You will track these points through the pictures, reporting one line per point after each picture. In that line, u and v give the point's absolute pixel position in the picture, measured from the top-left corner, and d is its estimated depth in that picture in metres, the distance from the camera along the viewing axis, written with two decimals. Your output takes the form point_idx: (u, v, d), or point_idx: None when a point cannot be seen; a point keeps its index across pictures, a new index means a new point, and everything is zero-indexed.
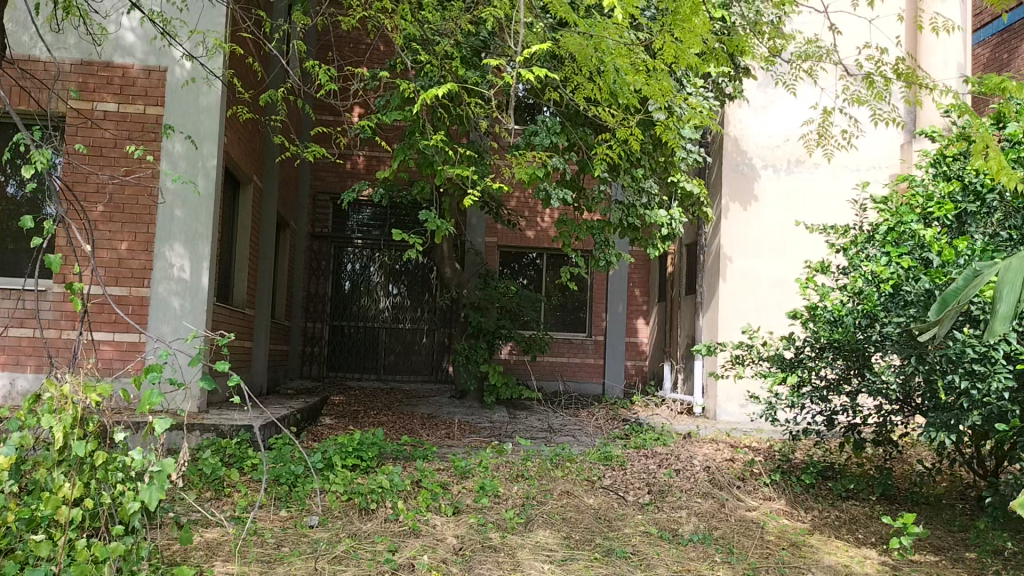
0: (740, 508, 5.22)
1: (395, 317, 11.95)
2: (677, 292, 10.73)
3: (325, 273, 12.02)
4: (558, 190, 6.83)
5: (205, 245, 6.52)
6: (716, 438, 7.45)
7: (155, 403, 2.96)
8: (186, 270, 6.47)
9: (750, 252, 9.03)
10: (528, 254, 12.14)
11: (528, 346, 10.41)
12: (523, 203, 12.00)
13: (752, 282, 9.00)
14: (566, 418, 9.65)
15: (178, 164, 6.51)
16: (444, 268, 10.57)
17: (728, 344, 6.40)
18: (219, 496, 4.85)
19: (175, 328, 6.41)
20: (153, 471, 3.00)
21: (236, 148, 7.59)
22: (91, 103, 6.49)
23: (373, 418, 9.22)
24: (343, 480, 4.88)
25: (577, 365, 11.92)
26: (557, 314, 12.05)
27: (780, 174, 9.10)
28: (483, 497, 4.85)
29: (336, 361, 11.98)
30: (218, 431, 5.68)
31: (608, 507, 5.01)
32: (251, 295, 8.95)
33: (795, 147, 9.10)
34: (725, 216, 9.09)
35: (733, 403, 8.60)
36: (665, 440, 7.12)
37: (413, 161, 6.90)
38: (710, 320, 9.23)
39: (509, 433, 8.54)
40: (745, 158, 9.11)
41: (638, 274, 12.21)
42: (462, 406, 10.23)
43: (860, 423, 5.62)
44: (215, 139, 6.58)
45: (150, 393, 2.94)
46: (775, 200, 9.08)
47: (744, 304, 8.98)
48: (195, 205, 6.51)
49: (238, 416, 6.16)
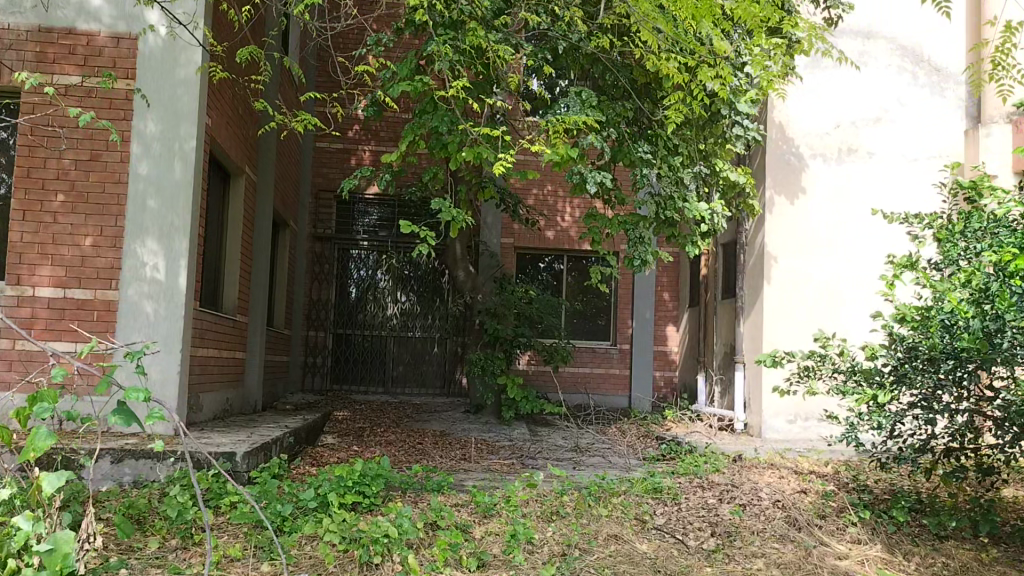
0: (829, 555, 4.29)
1: (404, 325, 11.01)
2: (712, 295, 9.74)
3: (328, 278, 11.11)
4: (594, 172, 5.78)
5: (183, 240, 5.60)
6: (773, 463, 6.47)
7: (42, 445, 2.60)
8: (161, 270, 5.56)
9: (799, 250, 8.03)
10: (546, 258, 11.20)
11: (549, 355, 9.47)
12: (542, 200, 11.07)
13: (802, 284, 7.99)
14: (595, 436, 8.68)
15: (152, 147, 5.61)
16: (456, 271, 9.69)
17: (799, 354, 5.45)
18: (187, 545, 3.93)
19: (148, 338, 5.49)
20: (43, 552, 2.54)
21: (223, 132, 6.70)
22: (50, 76, 5.58)
23: (381, 437, 8.29)
24: (340, 525, 3.92)
25: (600, 376, 10.96)
26: (578, 321, 11.08)
27: (830, 164, 8.13)
28: (515, 548, 3.91)
29: (341, 373, 11.06)
30: (194, 461, 4.77)
31: (668, 556, 4.08)
32: (243, 301, 8.03)
33: (846, 135, 8.17)
34: (769, 210, 8.05)
35: (780, 417, 7.67)
36: (717, 464, 6.15)
37: (423, 143, 5.98)
38: (752, 328, 8.20)
39: (533, 454, 7.60)
40: (791, 147, 8.11)
41: (666, 276, 11.22)
42: (478, 422, 9.28)
43: (962, 447, 4.74)
44: (194, 117, 5.68)
45: (33, 438, 2.58)
46: (826, 192, 8.10)
47: (793, 308, 7.96)
48: (172, 194, 5.60)
49: (221, 441, 5.26)
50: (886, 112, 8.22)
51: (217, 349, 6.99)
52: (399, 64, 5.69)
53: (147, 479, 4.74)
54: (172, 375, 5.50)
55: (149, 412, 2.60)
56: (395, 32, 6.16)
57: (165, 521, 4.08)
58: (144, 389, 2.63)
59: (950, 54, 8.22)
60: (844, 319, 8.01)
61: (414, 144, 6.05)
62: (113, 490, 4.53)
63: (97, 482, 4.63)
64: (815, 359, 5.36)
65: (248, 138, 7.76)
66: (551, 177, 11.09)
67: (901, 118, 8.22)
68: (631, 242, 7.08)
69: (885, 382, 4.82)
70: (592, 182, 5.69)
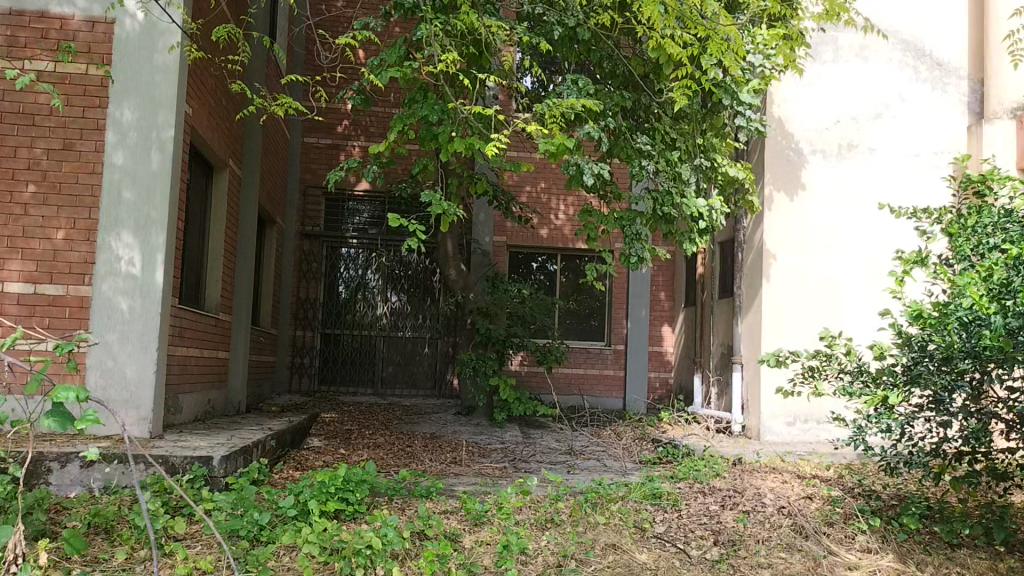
0: (839, 565, 4.07)
1: (394, 325, 10.76)
2: (708, 294, 9.52)
3: (316, 276, 10.85)
4: (591, 163, 5.54)
5: (160, 233, 5.34)
6: (775, 467, 6.26)
7: None
8: (136, 265, 5.30)
9: (800, 248, 7.80)
10: (539, 257, 10.98)
11: (543, 355, 9.24)
12: (535, 197, 10.84)
13: (802, 281, 7.77)
14: (589, 438, 8.45)
15: (128, 135, 5.35)
16: (448, 270, 9.42)
17: (804, 354, 5.24)
18: (157, 556, 3.69)
19: (122, 335, 5.23)
20: None
21: (204, 122, 6.44)
22: (23, 61, 5.32)
23: (369, 439, 8.04)
24: (318, 535, 3.67)
25: (595, 377, 10.74)
26: (571, 321, 10.86)
27: (830, 160, 7.91)
28: (507, 560, 3.67)
29: (329, 374, 10.80)
30: (169, 465, 4.53)
31: (669, 567, 3.86)
32: (226, 298, 7.77)
33: (846, 130, 7.95)
34: (768, 207, 7.83)
35: (779, 419, 7.47)
36: (717, 468, 5.92)
37: (412, 134, 5.75)
38: (750, 327, 7.96)
39: (526, 457, 7.38)
40: (791, 143, 7.87)
41: (662, 275, 10.97)
42: (469, 424, 9.05)
43: (977, 451, 4.52)
44: (173, 104, 5.42)
45: None
46: (826, 189, 7.88)
47: (794, 307, 7.74)
48: (149, 185, 5.34)
49: (199, 444, 5.01)
50: (886, 107, 8.00)
51: (198, 348, 6.73)
52: (387, 50, 5.45)
53: (119, 485, 4.49)
54: (148, 375, 5.23)
55: (82, 413, 2.45)
56: (383, 19, 5.92)
57: (134, 530, 3.84)
58: (77, 385, 2.43)
59: (951, 46, 8.04)
60: (847, 319, 7.79)
61: (403, 136, 5.81)
62: (83, 497, 4.29)
63: (66, 489, 4.41)
64: (820, 359, 5.16)
65: (232, 130, 7.50)
66: (544, 174, 10.86)
67: (902, 113, 8.00)
68: (628, 239, 6.82)
69: (897, 383, 4.61)
70: (589, 173, 5.45)
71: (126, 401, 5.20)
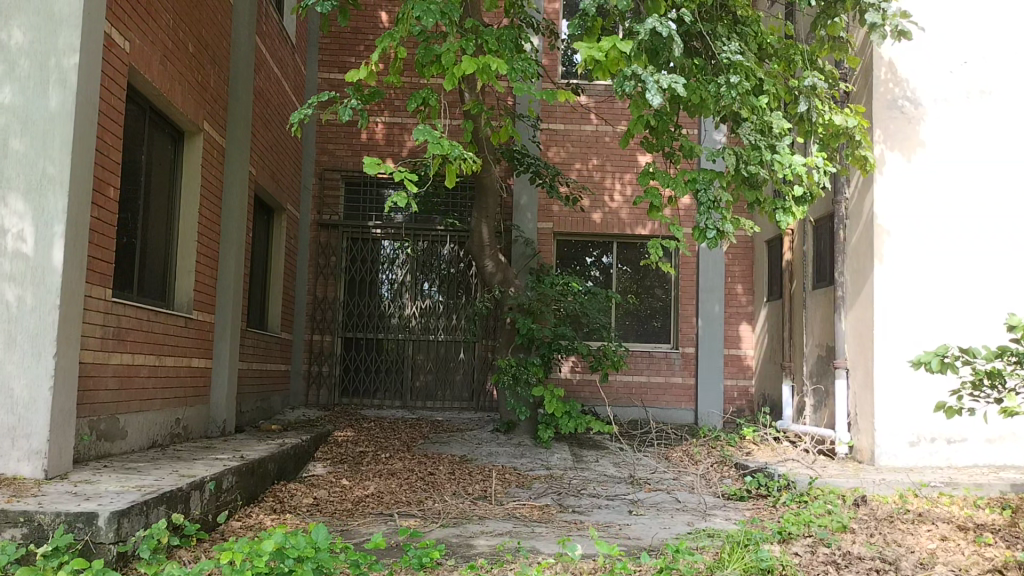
0: None
1: (425, 328, 9.22)
2: (797, 285, 7.75)
3: (334, 271, 9.40)
4: (658, 75, 3.86)
5: (60, 197, 3.86)
6: (921, 511, 4.52)
7: None
8: (28, 241, 3.85)
9: (933, 217, 5.87)
10: (592, 250, 9.29)
11: (597, 361, 7.58)
12: (586, 176, 9.22)
13: (934, 260, 5.86)
14: (655, 464, 6.77)
15: (19, 65, 3.95)
16: (484, 262, 7.88)
17: (980, 353, 3.56)
18: None
19: (9, 337, 3.79)
20: None
21: (148, 61, 4.97)
22: None
23: (382, 466, 6.51)
24: None
25: (660, 386, 9.05)
26: (630, 321, 9.19)
27: (960, 111, 5.94)
28: None
29: (351, 385, 9.33)
30: (31, 528, 3.05)
31: None
32: (204, 292, 6.30)
33: (977, 73, 5.95)
34: (880, 169, 5.89)
35: (900, 439, 5.74)
36: (840, 517, 4.21)
37: (406, 56, 4.26)
38: (859, 324, 6.07)
39: (576, 491, 5.76)
40: (904, 89, 5.94)
41: (738, 265, 9.20)
42: (509, 445, 7.44)
43: None
44: (79, 20, 3.96)
45: None
46: (964, 142, 5.92)
47: (927, 296, 5.83)
48: (45, 133, 3.88)
49: (107, 492, 3.52)
50: None
51: (155, 356, 5.29)
52: None
53: None
54: (42, 393, 3.77)
55: None
56: None
57: None
58: None
59: None
60: (993, 310, 5.83)
61: (397, 61, 4.31)
62: None
63: None
64: (1008, 359, 3.48)
65: (204, 85, 6.08)
66: (595, 149, 9.25)
67: None
68: (702, 208, 5.00)
69: None
70: (654, 87, 3.79)
71: (13, 429, 3.74)
